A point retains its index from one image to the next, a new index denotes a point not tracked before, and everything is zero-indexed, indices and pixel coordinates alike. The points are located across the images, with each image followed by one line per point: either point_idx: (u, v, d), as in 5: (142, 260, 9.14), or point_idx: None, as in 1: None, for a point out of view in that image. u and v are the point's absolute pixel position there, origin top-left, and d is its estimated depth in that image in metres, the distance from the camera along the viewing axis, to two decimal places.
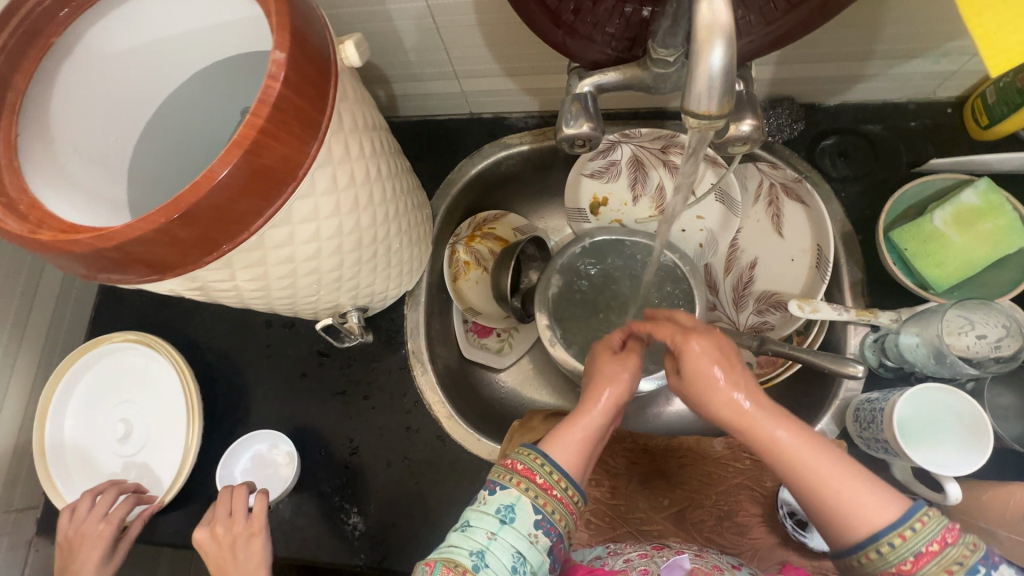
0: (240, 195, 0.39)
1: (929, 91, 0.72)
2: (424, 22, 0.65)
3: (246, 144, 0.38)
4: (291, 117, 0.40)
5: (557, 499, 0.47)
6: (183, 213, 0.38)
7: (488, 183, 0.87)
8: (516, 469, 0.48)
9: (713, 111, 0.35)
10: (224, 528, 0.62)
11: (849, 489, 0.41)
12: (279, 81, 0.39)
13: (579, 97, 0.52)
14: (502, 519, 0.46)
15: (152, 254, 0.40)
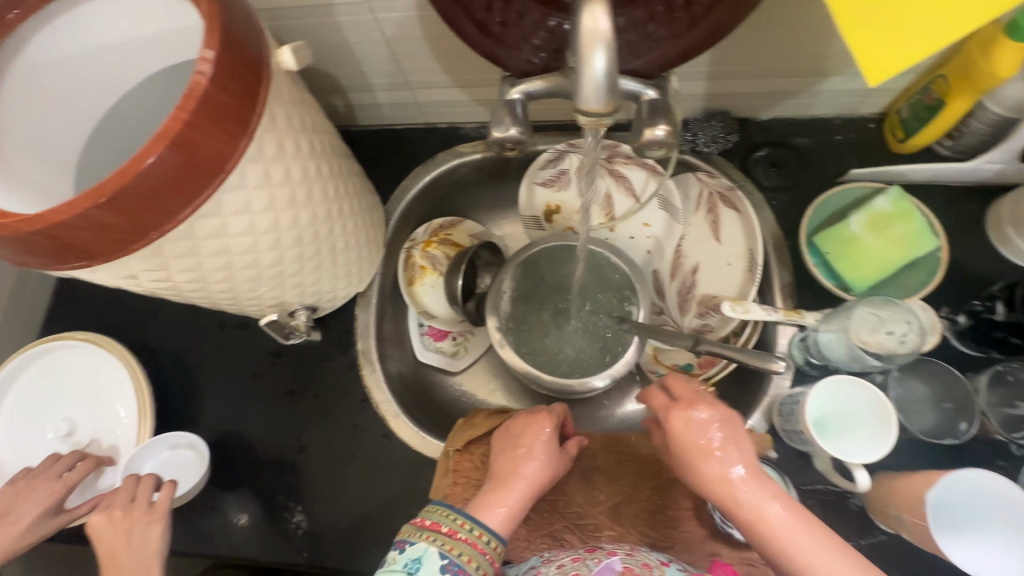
0: (164, 185, 0.42)
1: (851, 107, 0.77)
2: (373, 34, 0.68)
3: (170, 136, 0.41)
4: (219, 115, 0.43)
5: (464, 541, 0.53)
6: (107, 198, 0.40)
7: (444, 189, 0.90)
8: (425, 525, 0.54)
9: (597, 109, 0.38)
10: (124, 512, 0.64)
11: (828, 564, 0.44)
12: (207, 78, 0.42)
13: (509, 103, 0.56)
14: (408, 572, 0.51)
15: (78, 238, 0.42)
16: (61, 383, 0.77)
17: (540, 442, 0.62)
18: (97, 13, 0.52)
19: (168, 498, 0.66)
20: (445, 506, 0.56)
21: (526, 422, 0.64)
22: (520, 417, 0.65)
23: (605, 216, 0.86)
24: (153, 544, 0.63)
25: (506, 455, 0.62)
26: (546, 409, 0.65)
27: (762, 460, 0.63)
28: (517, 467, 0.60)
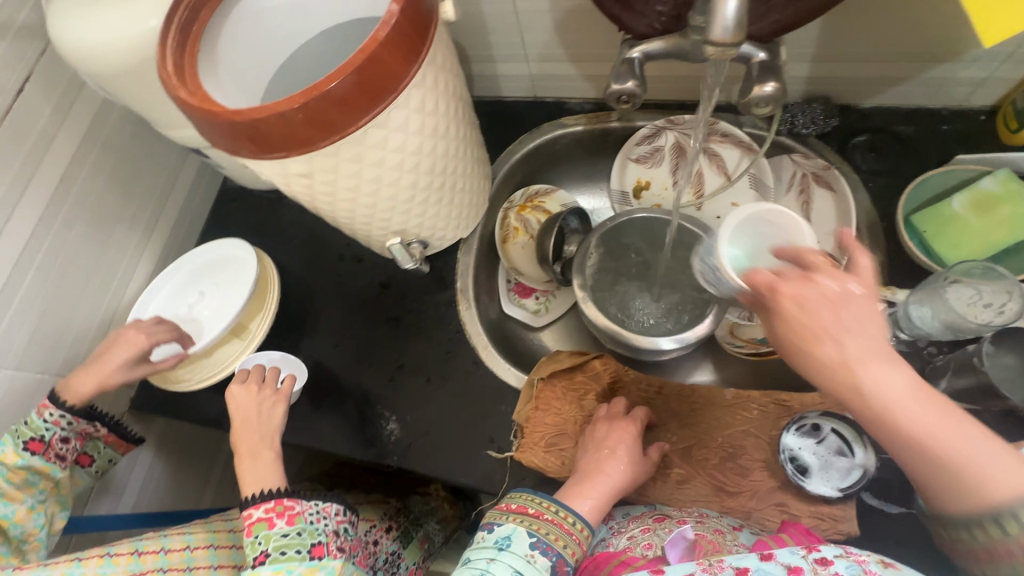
0: (343, 103, 0.52)
1: (961, 98, 0.77)
2: (506, 7, 0.78)
3: (358, 62, 0.51)
4: (394, 51, 0.53)
5: (550, 521, 0.59)
6: (303, 104, 0.51)
7: (544, 158, 0.99)
8: (512, 508, 0.61)
9: (726, 39, 0.44)
10: (257, 389, 0.77)
11: (988, 461, 0.40)
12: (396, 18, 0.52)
13: (628, 61, 0.63)
14: (499, 547, 0.57)
15: (273, 134, 0.53)
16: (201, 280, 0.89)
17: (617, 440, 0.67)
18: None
19: (291, 387, 0.79)
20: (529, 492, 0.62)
21: (609, 427, 0.68)
22: (603, 422, 0.69)
23: (695, 194, 0.94)
24: (276, 420, 0.76)
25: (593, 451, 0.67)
26: (629, 417, 0.69)
27: (841, 418, 0.65)
28: (601, 462, 0.65)
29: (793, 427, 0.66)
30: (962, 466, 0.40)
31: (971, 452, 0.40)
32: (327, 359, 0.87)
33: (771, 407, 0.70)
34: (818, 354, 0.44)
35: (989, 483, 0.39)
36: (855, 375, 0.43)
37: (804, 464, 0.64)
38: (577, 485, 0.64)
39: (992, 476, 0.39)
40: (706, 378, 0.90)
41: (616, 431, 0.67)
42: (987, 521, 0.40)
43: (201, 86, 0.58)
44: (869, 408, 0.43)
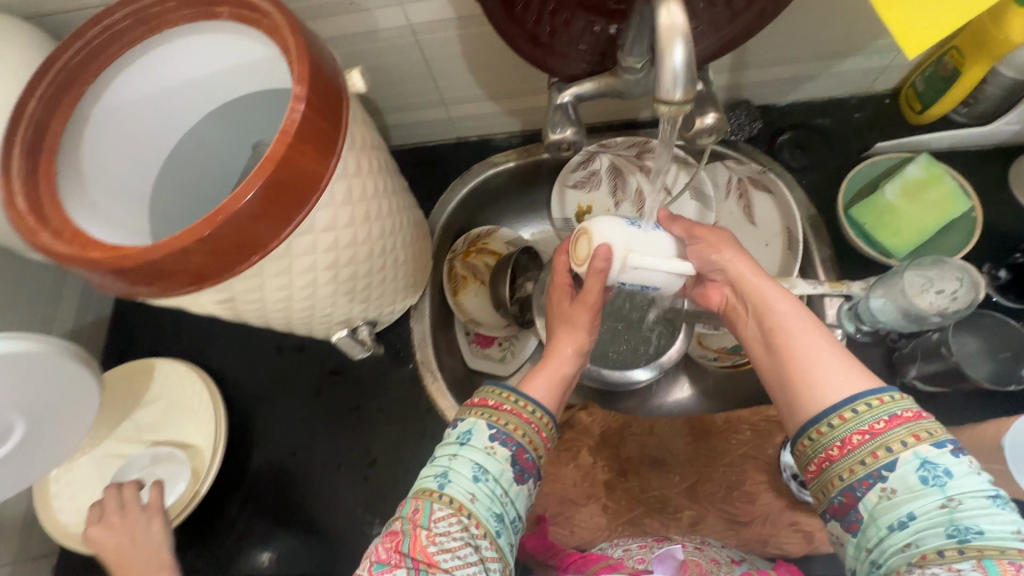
0: (261, 216, 0.44)
1: (867, 86, 0.81)
2: (413, 56, 0.72)
3: (270, 169, 0.43)
4: (311, 146, 0.45)
5: (510, 411, 0.54)
6: (215, 228, 0.42)
7: (480, 199, 0.93)
8: (474, 402, 0.55)
9: (678, 98, 0.40)
10: (118, 518, 0.67)
11: (818, 366, 0.48)
12: (304, 107, 0.45)
13: (562, 106, 0.59)
14: (461, 442, 0.52)
15: (185, 268, 0.44)
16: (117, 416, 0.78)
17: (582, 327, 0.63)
18: (165, 55, 0.55)
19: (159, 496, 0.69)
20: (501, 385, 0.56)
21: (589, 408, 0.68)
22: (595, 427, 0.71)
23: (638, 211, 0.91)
24: (156, 536, 0.66)
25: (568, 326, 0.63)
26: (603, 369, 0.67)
27: None
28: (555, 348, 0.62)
29: (791, 443, 0.66)
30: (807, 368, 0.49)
31: (815, 365, 0.48)
32: (287, 470, 0.77)
33: (763, 425, 0.69)
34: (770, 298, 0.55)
35: (817, 389, 0.48)
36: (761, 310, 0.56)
37: (807, 478, 0.64)
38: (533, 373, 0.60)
39: (824, 385, 0.47)
40: (686, 395, 0.89)
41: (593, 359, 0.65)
42: (839, 440, 0.45)
43: (68, 220, 0.47)
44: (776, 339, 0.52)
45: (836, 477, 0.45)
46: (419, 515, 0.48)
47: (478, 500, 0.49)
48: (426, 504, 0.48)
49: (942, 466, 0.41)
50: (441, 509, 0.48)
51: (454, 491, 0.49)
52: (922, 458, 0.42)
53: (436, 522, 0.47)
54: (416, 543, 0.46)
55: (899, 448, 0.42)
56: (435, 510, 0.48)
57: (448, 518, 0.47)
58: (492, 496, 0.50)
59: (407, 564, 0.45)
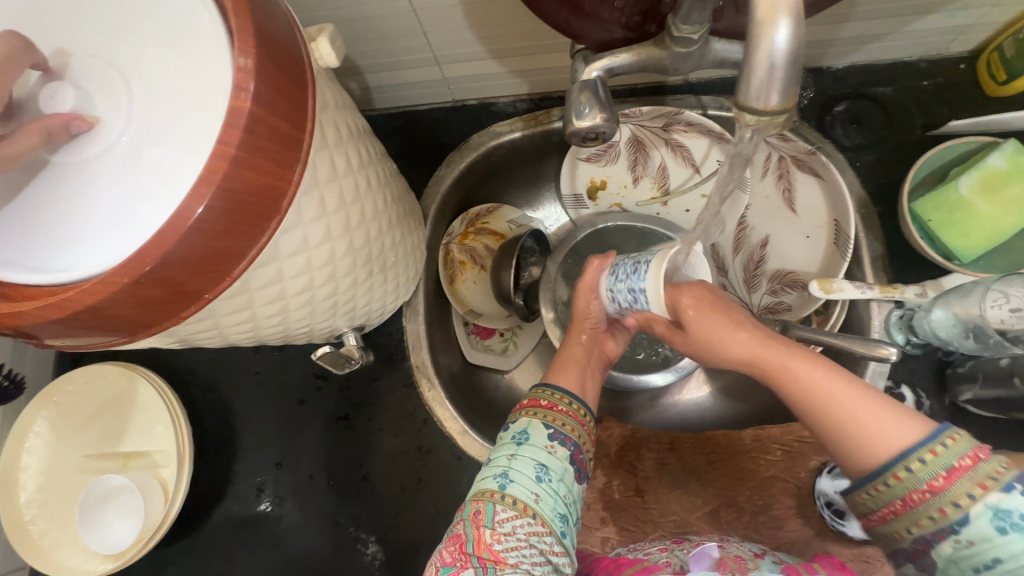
0: (222, 233, 0.33)
1: (941, 47, 0.68)
2: (399, 5, 0.58)
3: (221, 177, 0.31)
4: (274, 134, 0.34)
5: (564, 412, 0.53)
6: (168, 256, 0.32)
7: (480, 174, 0.81)
8: (523, 403, 0.54)
9: (772, 105, 0.30)
10: None
11: (862, 412, 0.41)
12: (253, 81, 0.32)
13: (588, 83, 0.46)
14: (518, 442, 0.50)
15: (136, 308, 0.34)
16: (75, 426, 0.71)
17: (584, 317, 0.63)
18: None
19: None
20: (540, 385, 0.56)
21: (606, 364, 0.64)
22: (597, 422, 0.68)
23: (658, 189, 0.81)
24: None
25: (578, 347, 0.61)
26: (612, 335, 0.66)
27: None
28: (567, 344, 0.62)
29: (826, 469, 0.61)
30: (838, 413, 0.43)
31: (846, 400, 0.43)
32: (272, 482, 0.72)
33: (795, 446, 0.63)
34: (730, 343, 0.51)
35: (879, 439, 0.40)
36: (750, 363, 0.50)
37: (841, 507, 0.60)
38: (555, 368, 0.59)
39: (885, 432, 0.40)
40: (703, 395, 0.81)
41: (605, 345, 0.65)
42: (913, 489, 0.38)
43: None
44: (785, 388, 0.46)
45: (924, 518, 0.38)
46: (481, 516, 0.46)
47: (542, 500, 0.47)
48: (488, 505, 0.46)
49: (1017, 512, 0.35)
50: (505, 510, 0.46)
51: (517, 491, 0.47)
52: (995, 508, 0.36)
53: (500, 522, 0.45)
54: (481, 542, 0.45)
55: (968, 504, 0.36)
56: (499, 511, 0.46)
57: (514, 520, 0.45)
58: (557, 495, 0.48)
59: (473, 563, 0.44)
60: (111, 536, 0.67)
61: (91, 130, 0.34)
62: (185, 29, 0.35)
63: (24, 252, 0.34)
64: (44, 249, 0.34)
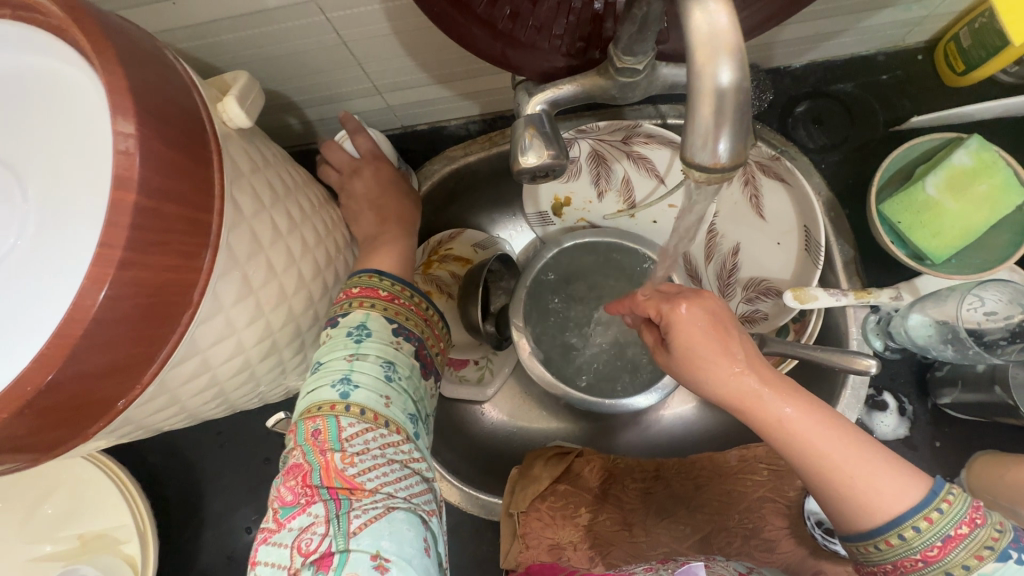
0: (123, 344, 0.29)
1: (899, 39, 0.66)
2: (327, 38, 0.53)
3: (106, 284, 0.27)
4: (176, 221, 0.30)
5: (407, 305, 0.48)
6: (50, 381, 0.27)
7: (439, 202, 0.78)
8: (353, 293, 0.47)
9: (722, 161, 0.27)
10: None
11: (865, 475, 0.38)
12: (137, 167, 0.28)
13: (533, 119, 0.43)
14: (356, 341, 0.44)
15: (28, 436, 0.29)
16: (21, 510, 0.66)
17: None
18: None
19: None
20: (373, 271, 0.49)
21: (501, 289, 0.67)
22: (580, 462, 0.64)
23: (625, 202, 0.79)
24: None
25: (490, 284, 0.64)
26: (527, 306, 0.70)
27: None
28: None
29: None
30: (844, 477, 0.38)
31: (857, 465, 0.38)
32: (245, 547, 0.68)
33: (780, 463, 0.61)
34: (721, 371, 0.42)
35: (872, 501, 0.37)
36: (773, 381, 0.41)
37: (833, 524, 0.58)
38: None
39: (881, 497, 0.37)
40: (687, 409, 0.79)
41: None
42: (905, 557, 0.37)
43: None
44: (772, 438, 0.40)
45: None
46: (322, 436, 0.41)
47: (394, 403, 0.44)
48: (330, 421, 0.41)
49: None
50: (352, 423, 0.42)
51: (363, 398, 0.42)
52: None
53: (349, 441, 0.41)
54: (330, 470, 0.40)
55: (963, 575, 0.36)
56: (342, 426, 0.41)
57: (360, 432, 0.42)
58: (406, 392, 0.45)
59: (322, 496, 0.40)
60: None
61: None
62: (77, 117, 0.33)
63: None
64: None
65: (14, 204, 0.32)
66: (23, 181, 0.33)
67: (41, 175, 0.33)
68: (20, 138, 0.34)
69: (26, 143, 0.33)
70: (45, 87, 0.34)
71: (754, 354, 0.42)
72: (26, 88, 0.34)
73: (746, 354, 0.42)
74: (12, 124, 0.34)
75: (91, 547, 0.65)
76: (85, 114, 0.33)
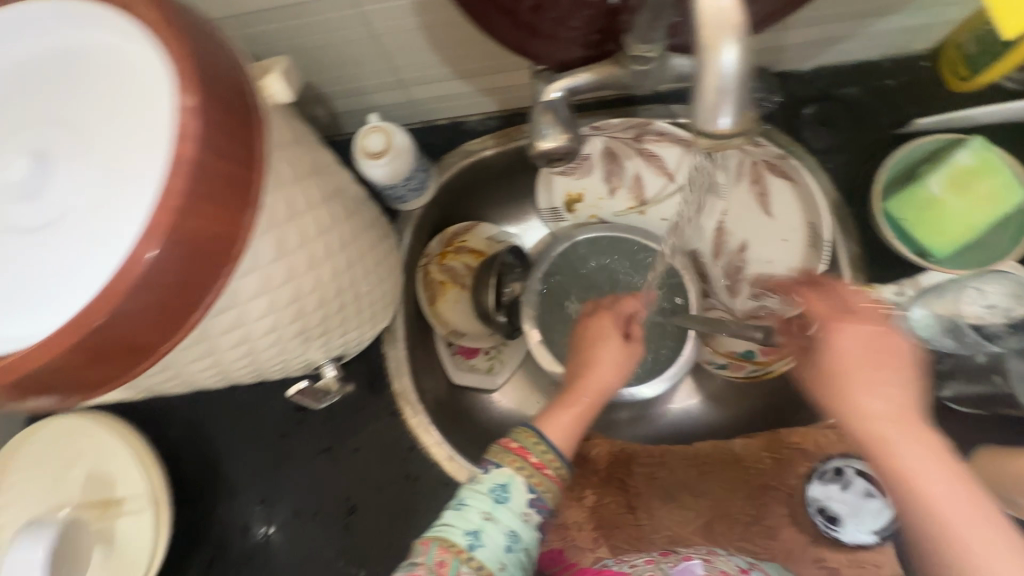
0: (173, 285, 0.33)
1: (904, 45, 0.68)
2: (359, 31, 0.57)
3: (164, 227, 0.31)
4: (217, 182, 0.33)
5: (549, 476, 0.56)
6: (100, 324, 0.31)
7: (456, 194, 0.81)
8: (511, 448, 0.56)
9: (724, 129, 0.29)
10: None
11: (987, 557, 0.41)
12: (197, 127, 0.32)
13: (550, 104, 0.45)
14: (496, 500, 0.52)
15: (87, 364, 0.33)
16: (48, 478, 0.69)
17: (609, 353, 0.66)
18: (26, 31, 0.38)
19: None
20: (534, 432, 0.58)
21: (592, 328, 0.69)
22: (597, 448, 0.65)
23: (635, 199, 0.81)
24: None
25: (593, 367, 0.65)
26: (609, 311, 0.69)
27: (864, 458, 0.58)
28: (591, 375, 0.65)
29: (819, 475, 0.59)
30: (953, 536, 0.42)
31: (983, 543, 0.41)
32: (257, 520, 0.71)
33: (784, 452, 0.62)
34: (861, 400, 0.47)
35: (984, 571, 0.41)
36: (903, 423, 0.45)
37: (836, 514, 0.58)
38: (551, 409, 0.62)
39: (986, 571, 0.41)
40: (693, 403, 0.80)
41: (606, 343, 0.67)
42: None
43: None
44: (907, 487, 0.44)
45: None
46: (446, 568, 0.49)
47: (505, 568, 0.51)
48: (454, 561, 0.49)
49: None
50: (468, 571, 0.49)
51: (485, 556, 0.50)
52: None
53: None
54: None
55: None
56: (461, 569, 0.49)
57: None
58: (518, 561, 0.52)
59: None
60: None
61: (58, 182, 0.35)
62: (136, 84, 0.36)
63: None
64: (18, 319, 0.35)
65: (78, 161, 0.36)
66: (85, 141, 0.36)
67: (102, 137, 0.36)
68: (84, 103, 0.37)
69: (90, 108, 0.37)
70: (108, 59, 0.37)
71: (901, 397, 0.47)
72: (88, 59, 0.38)
73: (897, 383, 0.48)
74: (77, 90, 0.37)
75: (108, 515, 0.67)
76: (144, 82, 0.36)
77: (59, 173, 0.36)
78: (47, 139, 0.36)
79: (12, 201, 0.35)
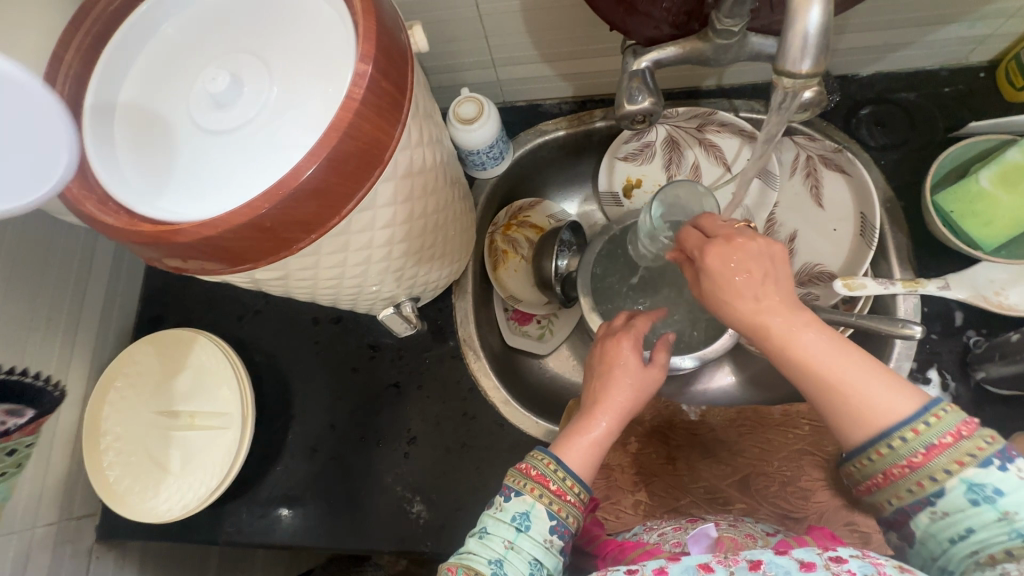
0: (340, 174, 0.40)
1: (961, 57, 0.73)
2: (468, 10, 0.66)
3: (345, 124, 0.39)
4: (382, 96, 0.41)
5: (572, 503, 0.53)
6: (275, 205, 0.39)
7: (526, 170, 0.88)
8: (532, 475, 0.53)
9: (805, 69, 0.36)
10: None
11: None
12: (373, 50, 0.41)
13: (637, 73, 0.53)
14: (518, 527, 0.50)
15: (263, 233, 0.41)
16: (150, 385, 0.78)
17: (627, 375, 0.59)
18: None
19: None
20: (555, 456, 0.54)
21: (607, 347, 0.63)
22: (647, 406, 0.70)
23: None
24: None
25: (626, 380, 0.59)
26: (626, 329, 0.63)
27: None
28: (610, 390, 0.59)
29: None
30: None
31: None
32: (325, 442, 0.78)
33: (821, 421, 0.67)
34: None
35: None
36: None
37: None
38: (575, 424, 0.57)
39: None
40: (731, 382, 0.84)
41: (619, 352, 0.61)
42: None
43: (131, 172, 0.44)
44: None
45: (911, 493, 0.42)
46: None
47: None
48: None
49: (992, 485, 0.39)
50: None
51: None
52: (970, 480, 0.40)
53: None
54: None
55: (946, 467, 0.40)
56: None
57: None
58: None
59: None
60: (183, 486, 0.73)
61: (246, 95, 0.44)
62: (317, 25, 0.45)
63: (184, 199, 0.43)
64: (199, 199, 0.43)
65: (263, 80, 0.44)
66: (271, 66, 0.45)
67: (283, 66, 0.45)
68: (272, 39, 0.46)
69: (276, 42, 0.46)
70: (297, 9, 0.46)
71: None
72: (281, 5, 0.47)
73: None
74: (266, 28, 0.46)
75: (201, 424, 0.75)
76: (324, 25, 0.45)
77: (248, 88, 0.44)
78: (240, 62, 0.45)
79: (211, 109, 0.44)
